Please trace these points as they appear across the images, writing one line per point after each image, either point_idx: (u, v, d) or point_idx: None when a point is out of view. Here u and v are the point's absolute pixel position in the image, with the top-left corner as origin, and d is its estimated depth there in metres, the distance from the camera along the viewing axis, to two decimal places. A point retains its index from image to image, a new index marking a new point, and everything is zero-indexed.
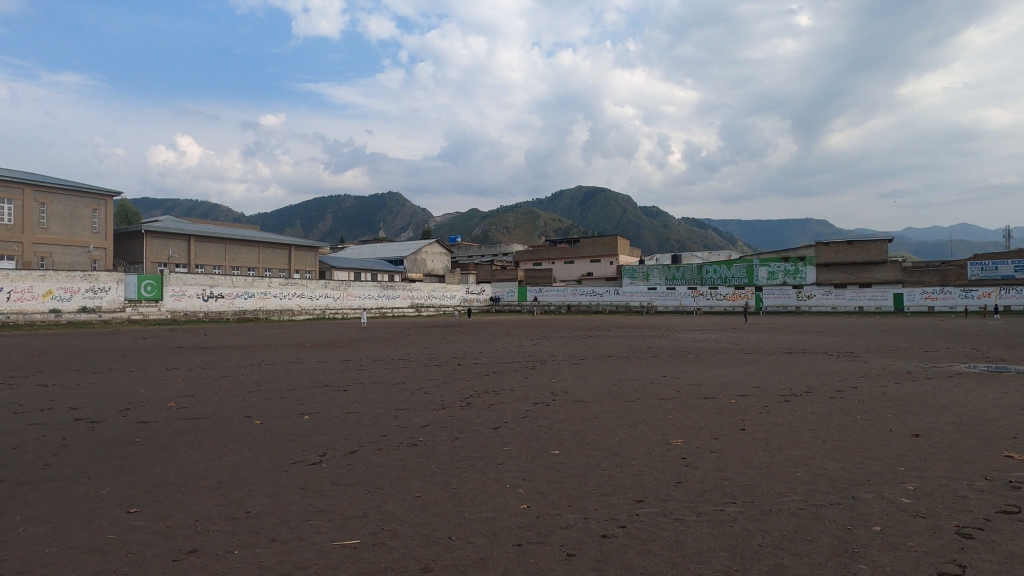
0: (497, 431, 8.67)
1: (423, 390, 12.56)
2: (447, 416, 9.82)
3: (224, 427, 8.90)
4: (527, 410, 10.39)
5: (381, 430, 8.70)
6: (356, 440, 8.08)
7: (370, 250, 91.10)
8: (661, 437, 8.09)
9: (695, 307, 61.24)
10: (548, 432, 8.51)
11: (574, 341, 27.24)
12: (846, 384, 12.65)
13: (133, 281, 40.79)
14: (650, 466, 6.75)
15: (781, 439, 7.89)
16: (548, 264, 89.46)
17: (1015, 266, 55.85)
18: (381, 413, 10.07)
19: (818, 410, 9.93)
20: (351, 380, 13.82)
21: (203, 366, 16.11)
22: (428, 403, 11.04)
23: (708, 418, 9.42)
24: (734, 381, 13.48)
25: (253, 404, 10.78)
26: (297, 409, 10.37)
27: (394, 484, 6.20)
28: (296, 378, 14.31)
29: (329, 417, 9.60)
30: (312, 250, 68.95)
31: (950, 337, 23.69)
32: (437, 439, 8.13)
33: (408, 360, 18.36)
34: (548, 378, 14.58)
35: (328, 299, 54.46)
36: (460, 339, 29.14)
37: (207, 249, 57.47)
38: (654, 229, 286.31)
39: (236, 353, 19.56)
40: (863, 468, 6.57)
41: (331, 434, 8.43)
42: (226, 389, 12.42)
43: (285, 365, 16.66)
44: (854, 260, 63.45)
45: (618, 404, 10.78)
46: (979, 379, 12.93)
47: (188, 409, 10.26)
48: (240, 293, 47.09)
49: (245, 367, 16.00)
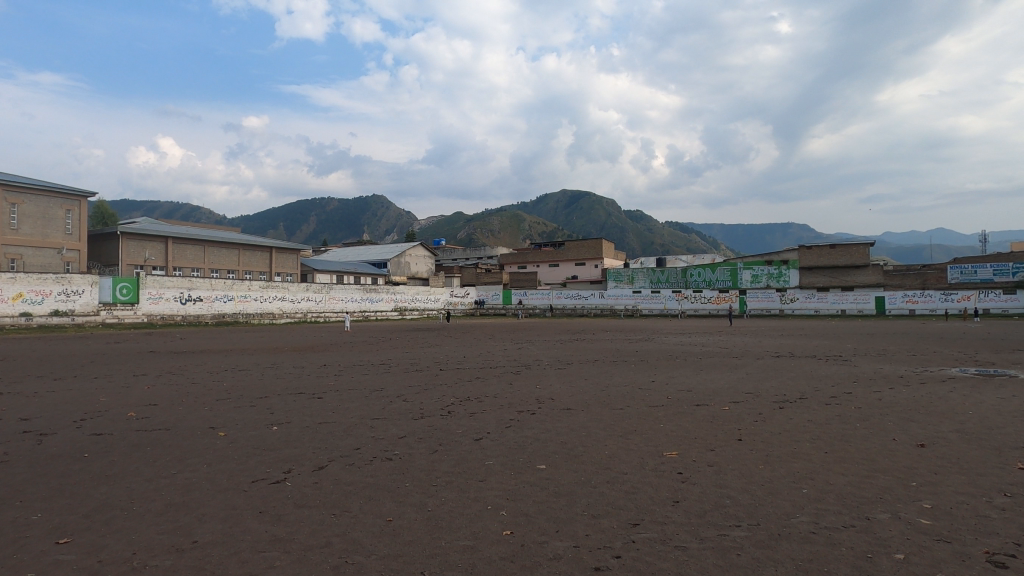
0: (479, 443, 8.35)
1: (402, 398, 12.20)
2: (427, 426, 9.51)
3: (184, 440, 8.51)
4: (511, 418, 10.13)
5: (353, 442, 8.37)
6: (327, 454, 7.74)
7: (353, 252, 90.24)
8: (652, 449, 7.86)
9: (680, 310, 61.41)
10: (533, 444, 8.21)
11: (559, 345, 26.89)
12: (840, 389, 12.52)
13: (109, 283, 39.75)
14: (644, 483, 6.47)
15: (779, 451, 7.67)
16: (534, 267, 89.33)
17: (994, 270, 56.84)
18: (356, 423, 9.74)
19: (815, 418, 9.74)
20: (327, 388, 13.44)
21: (173, 372, 15.63)
22: (407, 412, 10.71)
23: (700, 427, 9.22)
24: (723, 386, 13.30)
25: (221, 414, 10.37)
26: (268, 418, 10.01)
27: (363, 506, 5.87)
28: (270, 384, 13.90)
29: (301, 428, 9.24)
30: (293, 253, 68.06)
31: (937, 340, 23.82)
32: (414, 452, 7.81)
33: (388, 366, 18.02)
34: (534, 384, 14.32)
35: (309, 302, 53.73)
36: (442, 343, 28.84)
37: (185, 251, 56.48)
38: (639, 233, 287.91)
39: (211, 358, 19.08)
40: (871, 483, 6.36)
41: (300, 448, 8.07)
42: (192, 397, 12.00)
43: (260, 371, 16.21)
44: (837, 264, 64.07)
45: (606, 412, 10.53)
46: (974, 383, 12.93)
47: (149, 419, 9.86)
48: (219, 296, 46.25)
49: (218, 373, 15.51)
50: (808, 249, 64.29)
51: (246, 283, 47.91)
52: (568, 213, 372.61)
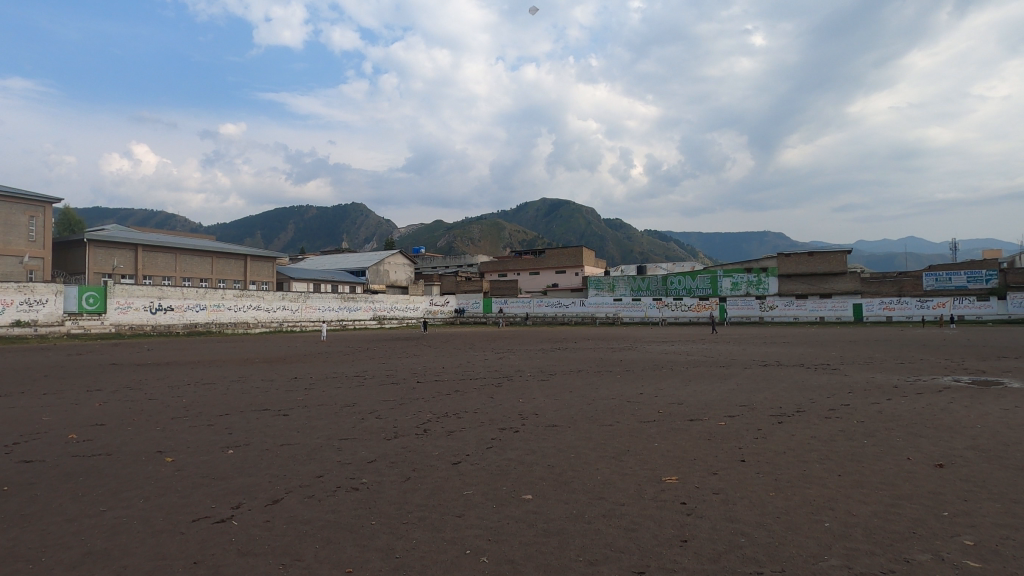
0: (456, 468, 7.91)
1: (375, 415, 11.68)
2: (400, 448, 9.04)
3: (124, 467, 7.93)
4: (493, 437, 9.70)
5: (315, 469, 7.86)
6: (284, 484, 7.22)
7: (330, 261, 89.09)
8: (650, 474, 7.48)
9: (661, 318, 61.47)
10: (518, 469, 7.79)
11: (541, 355, 26.48)
12: (837, 401, 12.29)
13: (75, 292, 38.56)
14: (646, 517, 6.07)
15: (787, 474, 7.34)
16: (514, 275, 89.02)
17: (967, 276, 58.18)
18: (321, 444, 9.24)
19: (819, 434, 9.45)
20: (295, 404, 12.89)
21: (132, 387, 14.91)
22: (379, 431, 10.22)
23: (696, 446, 8.88)
24: (714, 399, 13.01)
25: (172, 435, 9.77)
26: (224, 440, 9.45)
27: (320, 552, 5.38)
28: (233, 399, 13.31)
29: (260, 452, 8.73)
30: (269, 261, 66.82)
31: (920, 347, 23.91)
32: (384, 480, 7.34)
33: (363, 379, 17.48)
34: (517, 397, 13.93)
35: (285, 311, 52.74)
36: (421, 353, 28.30)
37: (156, 259, 55.14)
38: (619, 242, 289.91)
39: (176, 371, 18.34)
40: (896, 515, 6.02)
41: (254, 476, 7.54)
42: (146, 415, 11.36)
43: (225, 385, 15.55)
44: (815, 270, 64.73)
45: (594, 429, 10.19)
46: (973, 393, 12.80)
47: (90, 442, 9.24)
48: (191, 306, 45.24)
49: (179, 389, 14.81)
50: (787, 257, 64.88)
51: (219, 292, 46.98)
52: (548, 221, 373.80)
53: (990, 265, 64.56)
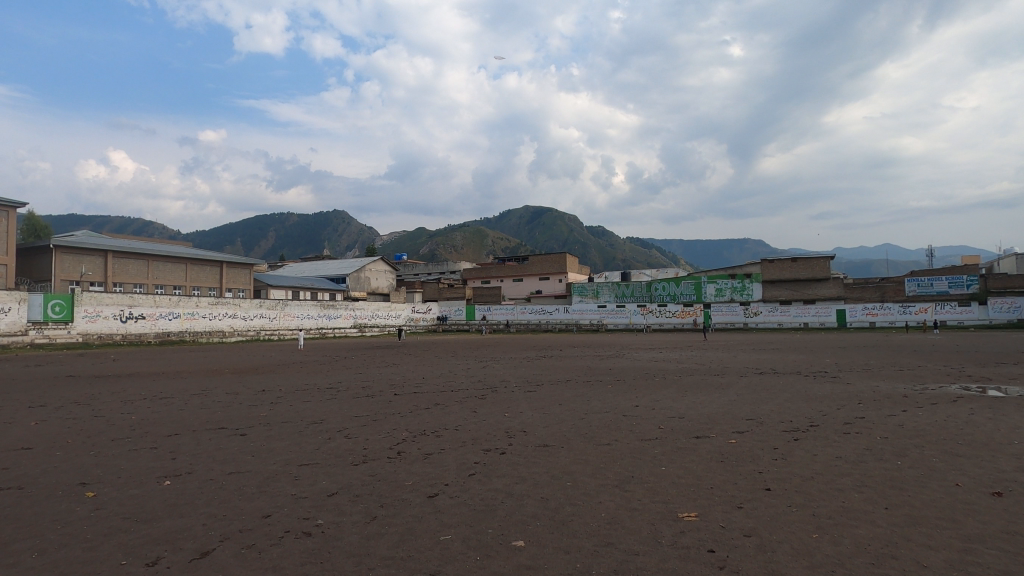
0: (432, 504, 7.23)
1: (344, 434, 11.02)
2: (369, 476, 8.38)
3: (32, 507, 7.14)
4: (476, 461, 9.09)
5: (263, 507, 7.15)
6: (219, 530, 6.47)
7: (310, 267, 87.71)
8: (665, 510, 6.89)
9: (645, 324, 61.31)
10: (507, 505, 7.15)
11: (526, 363, 25.94)
12: (850, 414, 11.83)
13: (40, 300, 37.04)
14: (670, 570, 5.43)
15: (824, 510, 6.75)
16: (497, 281, 88.45)
17: (948, 283, 58.58)
18: (275, 473, 8.54)
19: (841, 455, 8.95)
20: (258, 421, 12.18)
21: (81, 403, 14.03)
22: (346, 454, 9.56)
23: (709, 470, 8.36)
24: (716, 412, 12.52)
25: (104, 462, 9.03)
26: (164, 468, 8.74)
27: None
28: (190, 417, 12.57)
29: (200, 483, 8.03)
30: (245, 267, 65.44)
31: (912, 354, 23.67)
32: (344, 522, 6.64)
33: (335, 391, 16.80)
34: (503, 411, 13.34)
35: (262, 319, 51.64)
36: (400, 362, 27.65)
37: (127, 266, 53.70)
38: (602, 249, 291.34)
39: (137, 384, 17.48)
40: (974, 565, 5.40)
41: (187, 518, 6.80)
42: (84, 437, 10.54)
43: (183, 400, 14.74)
44: (798, 277, 64.98)
45: (590, 450, 9.65)
46: (989, 404, 12.46)
47: (5, 473, 8.42)
48: (164, 314, 43.94)
49: (132, 405, 13.96)
50: (771, 263, 65.09)
51: (193, 299, 45.81)
52: (530, 228, 374.45)
53: (970, 271, 65.50)
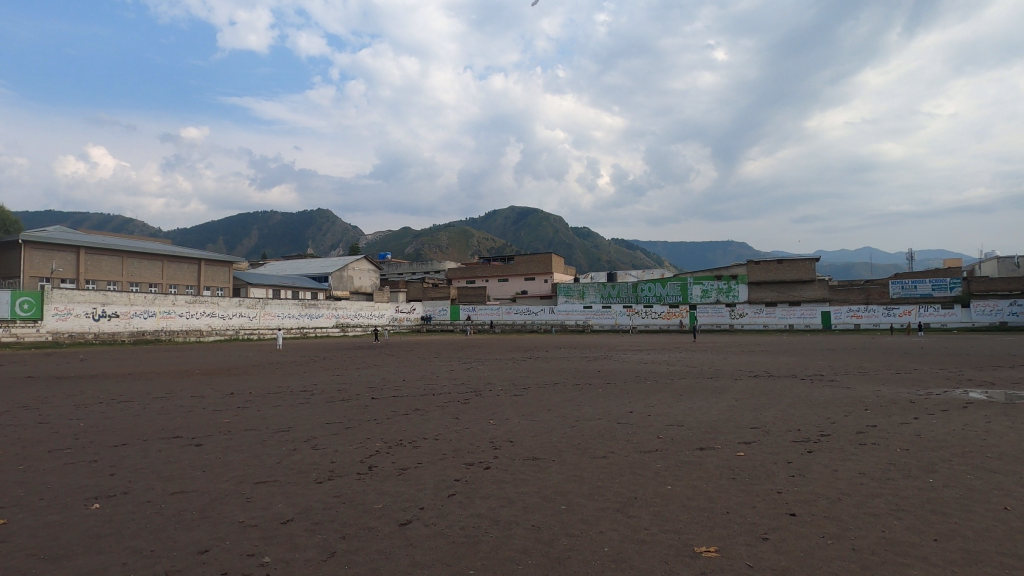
0: (403, 535, 6.71)
1: (311, 444, 10.48)
2: (331, 498, 7.82)
3: None
4: (454, 479, 8.59)
5: (201, 539, 6.57)
6: (145, 570, 5.88)
7: (292, 266, 86.51)
8: (679, 543, 6.43)
9: (630, 325, 61.22)
10: (496, 537, 6.63)
11: (513, 364, 25.52)
12: (862, 423, 11.47)
13: (7, 297, 35.78)
14: None
15: (865, 545, 6.28)
16: (482, 281, 87.94)
17: (932, 285, 59.27)
18: (220, 493, 7.96)
19: (862, 472, 8.57)
20: (220, 428, 11.59)
21: (31, 409, 13.30)
22: (308, 470, 9.01)
23: (721, 491, 7.93)
24: (716, 419, 12.14)
25: (31, 480, 8.40)
26: (97, 488, 8.13)
27: None
28: (144, 424, 11.91)
29: (133, 507, 7.44)
30: (224, 266, 64.30)
31: (901, 356, 23.61)
32: (296, 560, 6.10)
33: (309, 394, 16.22)
34: (490, 418, 12.88)
35: (241, 318, 50.70)
36: (384, 362, 27.19)
37: (100, 262, 52.41)
38: (586, 250, 292.77)
39: (98, 386, 16.70)
40: None
41: (107, 555, 6.20)
42: (21, 449, 9.87)
43: (142, 405, 14.01)
44: (784, 278, 65.24)
45: (586, 464, 9.20)
46: (1002, 411, 12.25)
47: None
48: (138, 312, 42.85)
49: (84, 410, 13.23)
50: (757, 264, 65.28)
51: (170, 297, 44.79)
52: (515, 228, 374.77)
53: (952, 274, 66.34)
